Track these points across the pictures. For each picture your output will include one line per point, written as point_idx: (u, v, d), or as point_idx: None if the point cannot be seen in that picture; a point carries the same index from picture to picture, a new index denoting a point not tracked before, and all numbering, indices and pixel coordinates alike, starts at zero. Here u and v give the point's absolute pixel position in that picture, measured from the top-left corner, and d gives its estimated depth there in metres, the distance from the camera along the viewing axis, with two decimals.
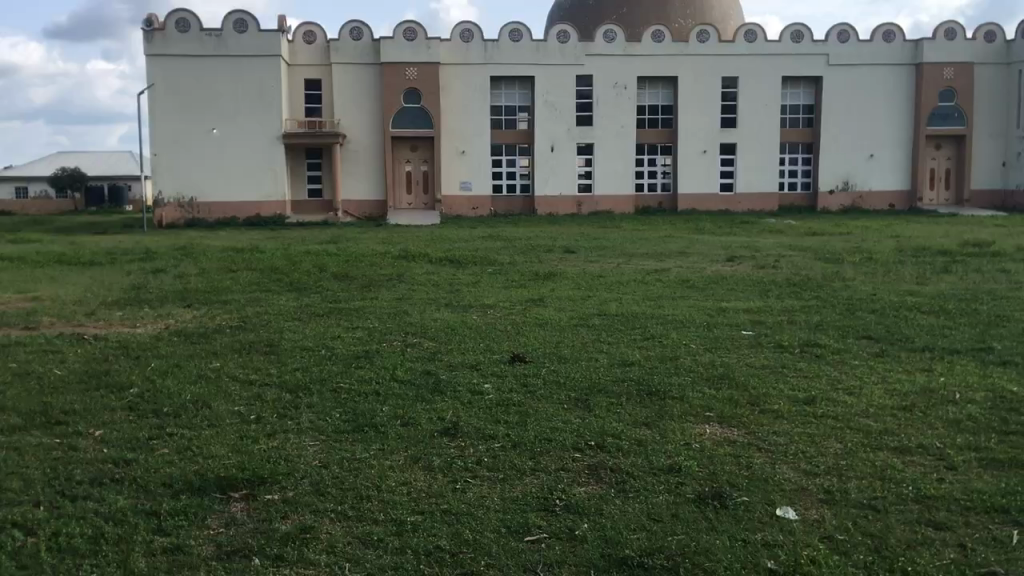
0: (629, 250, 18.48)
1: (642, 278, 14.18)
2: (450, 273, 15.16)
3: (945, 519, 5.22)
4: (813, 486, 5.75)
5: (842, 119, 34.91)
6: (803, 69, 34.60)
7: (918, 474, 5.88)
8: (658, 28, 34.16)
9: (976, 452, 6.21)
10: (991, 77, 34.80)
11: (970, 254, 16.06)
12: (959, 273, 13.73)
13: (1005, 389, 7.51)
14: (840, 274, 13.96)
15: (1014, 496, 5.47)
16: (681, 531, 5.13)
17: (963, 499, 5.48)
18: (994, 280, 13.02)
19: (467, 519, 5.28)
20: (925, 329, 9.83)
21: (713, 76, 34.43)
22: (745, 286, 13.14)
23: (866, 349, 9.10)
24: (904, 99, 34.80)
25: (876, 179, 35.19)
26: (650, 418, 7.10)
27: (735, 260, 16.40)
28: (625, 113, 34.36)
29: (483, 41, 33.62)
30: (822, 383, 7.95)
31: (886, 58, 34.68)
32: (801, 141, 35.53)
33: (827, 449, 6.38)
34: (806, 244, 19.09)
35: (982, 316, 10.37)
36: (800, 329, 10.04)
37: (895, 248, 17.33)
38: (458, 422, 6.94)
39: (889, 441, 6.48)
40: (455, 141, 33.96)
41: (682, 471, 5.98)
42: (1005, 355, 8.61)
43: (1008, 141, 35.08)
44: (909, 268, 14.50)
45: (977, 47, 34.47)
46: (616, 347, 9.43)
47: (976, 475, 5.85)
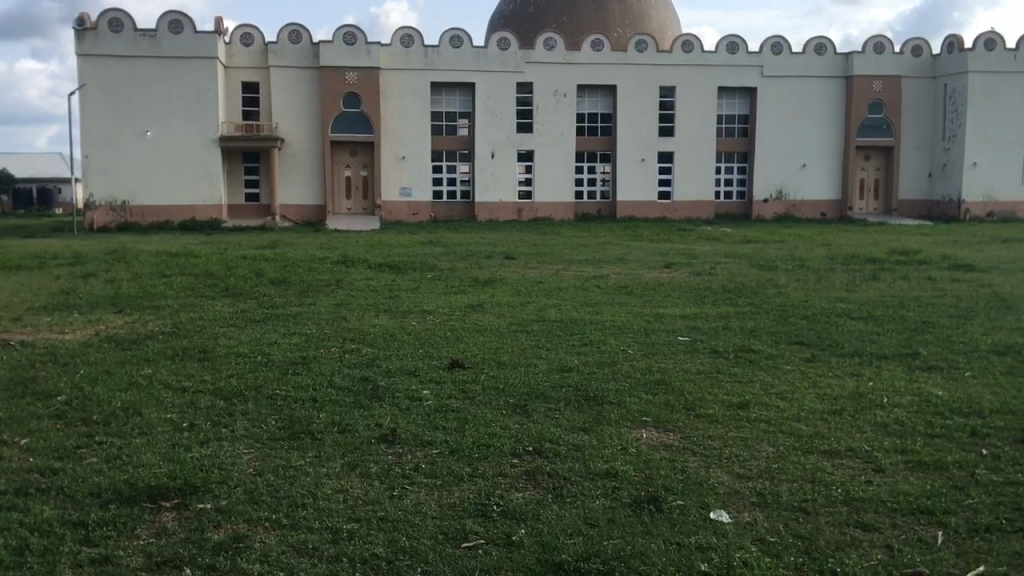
0: (568, 257, 18.60)
1: (581, 284, 14.28)
2: (390, 278, 15.08)
3: (873, 521, 5.36)
4: (746, 490, 5.85)
5: (777, 128, 35.60)
6: (739, 80, 35.23)
7: (847, 477, 6.02)
8: (598, 37, 34.45)
9: (902, 455, 6.39)
10: (918, 90, 35.87)
11: (898, 262, 16.48)
12: (887, 281, 14.08)
13: (931, 393, 7.74)
14: (774, 281, 14.22)
15: (939, 498, 5.63)
16: (617, 535, 5.17)
17: (889, 501, 5.63)
18: (920, 288, 13.41)
19: (403, 526, 5.26)
20: (855, 335, 10.08)
21: (651, 85, 34.85)
22: (681, 292, 13.30)
23: (798, 354, 9.30)
24: (836, 111, 35.64)
25: (809, 188, 35.96)
26: (588, 423, 7.16)
27: (672, 267, 16.61)
28: (565, 121, 34.59)
29: (424, 47, 33.54)
30: (755, 388, 8.09)
31: (818, 70, 35.49)
32: (737, 150, 36.13)
33: (760, 453, 6.50)
34: (742, 251, 19.41)
35: (908, 322, 10.68)
36: (735, 335, 10.22)
37: (827, 256, 17.68)
38: (397, 429, 6.89)
39: (820, 444, 6.63)
40: (395, 146, 33.80)
41: (619, 476, 6.03)
42: (929, 361, 8.88)
43: (933, 152, 36.24)
44: (840, 275, 14.83)
45: (905, 61, 35.47)
46: (554, 353, 9.48)
47: (901, 477, 6.01)
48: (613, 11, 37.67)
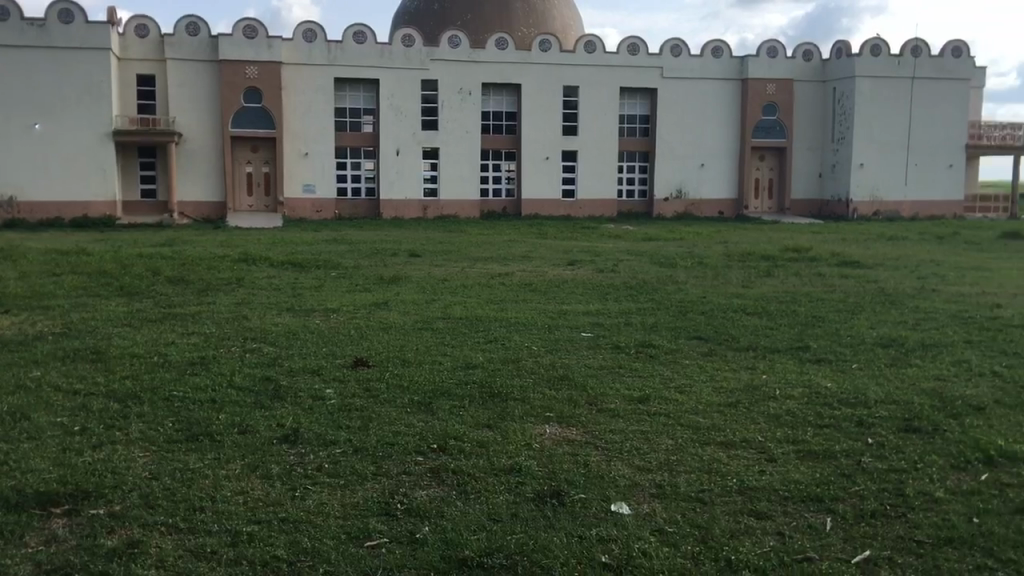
0: (473, 255, 18.63)
1: (485, 282, 14.29)
2: (292, 277, 14.85)
3: (766, 509, 5.55)
4: (646, 481, 6.00)
5: (676, 128, 36.39)
6: (640, 81, 35.86)
7: (742, 467, 6.23)
8: (502, 35, 34.59)
9: (794, 444, 6.64)
10: (810, 93, 37.16)
11: (790, 260, 17.02)
12: (780, 277, 14.55)
13: (820, 385, 8.07)
14: (673, 278, 14.54)
15: (828, 485, 5.88)
16: (520, 530, 5.24)
17: (782, 489, 5.84)
18: (811, 284, 13.93)
19: (305, 527, 5.21)
20: (750, 329, 10.41)
21: (555, 84, 35.19)
22: (583, 289, 13.48)
23: (696, 349, 9.55)
24: (733, 112, 36.64)
25: (707, 188, 36.84)
26: (492, 420, 7.21)
27: (575, 264, 16.83)
28: (470, 119, 34.61)
29: (326, 42, 33.10)
30: (655, 382, 8.29)
31: (716, 72, 36.41)
32: (638, 150, 36.79)
33: (659, 445, 6.67)
34: (644, 249, 19.72)
35: (800, 317, 11.09)
36: (635, 330, 10.44)
37: (725, 254, 18.15)
38: (299, 429, 6.82)
39: (716, 435, 6.84)
40: (297, 142, 33.26)
41: (522, 472, 6.10)
42: (819, 354, 9.24)
43: (823, 153, 37.62)
44: (735, 272, 15.29)
45: (797, 66, 36.73)
46: (458, 350, 9.52)
47: (792, 466, 6.25)
48: (517, 10, 37.88)
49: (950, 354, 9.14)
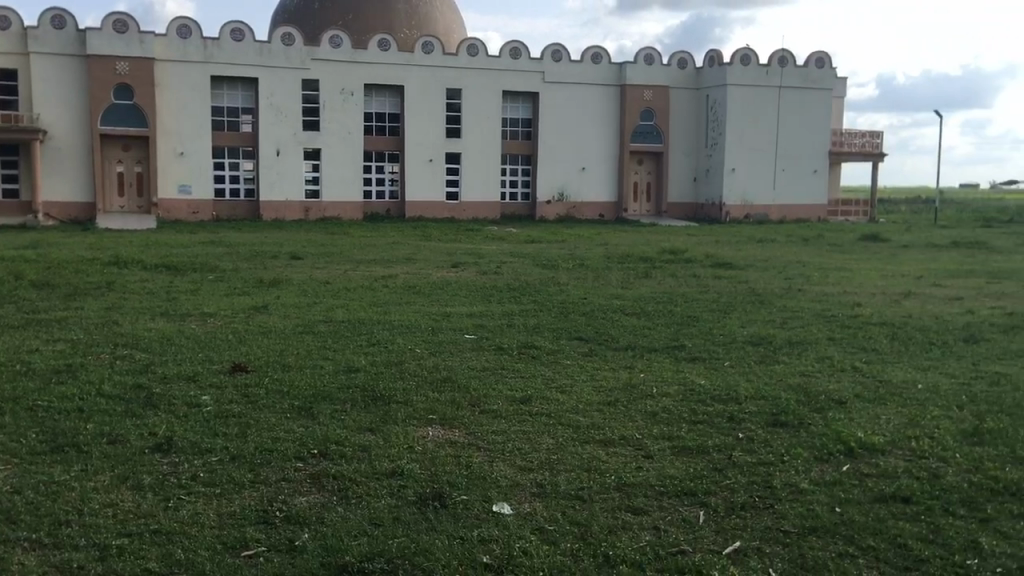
0: (356, 257, 18.45)
1: (367, 285, 14.18)
2: (167, 280, 14.37)
3: (642, 505, 5.71)
4: (527, 481, 6.07)
5: (558, 132, 36.90)
6: (522, 84, 36.20)
7: (620, 464, 6.38)
8: (384, 36, 34.34)
9: (669, 441, 6.84)
10: (685, 99, 38.28)
11: (667, 261, 17.50)
12: (658, 278, 14.96)
13: (694, 382, 8.35)
14: (555, 279, 14.76)
15: (701, 480, 6.08)
16: (401, 534, 5.23)
17: (657, 485, 6.01)
18: (686, 284, 14.37)
19: (179, 538, 5.07)
20: (628, 329, 10.67)
21: (439, 87, 35.16)
22: (467, 291, 13.53)
23: (576, 349, 9.72)
24: (613, 116, 37.41)
25: (588, 191, 37.49)
26: (374, 423, 7.17)
27: (459, 266, 16.88)
28: (352, 120, 34.22)
29: (202, 38, 32.14)
30: (536, 383, 8.41)
31: (596, 78, 37.09)
32: (521, 153, 37.12)
33: (540, 445, 6.76)
34: (526, 251, 19.93)
35: (675, 317, 11.42)
36: (518, 332, 10.53)
37: (605, 256, 18.53)
38: (173, 437, 6.62)
39: (596, 434, 6.98)
40: (172, 141, 32.20)
41: (405, 475, 6.09)
42: (694, 352, 9.54)
43: (698, 157, 38.82)
44: (615, 273, 15.64)
45: (673, 73, 37.81)
46: (341, 353, 9.41)
47: (668, 461, 6.45)
48: (399, 11, 37.66)
49: (815, 351, 9.57)
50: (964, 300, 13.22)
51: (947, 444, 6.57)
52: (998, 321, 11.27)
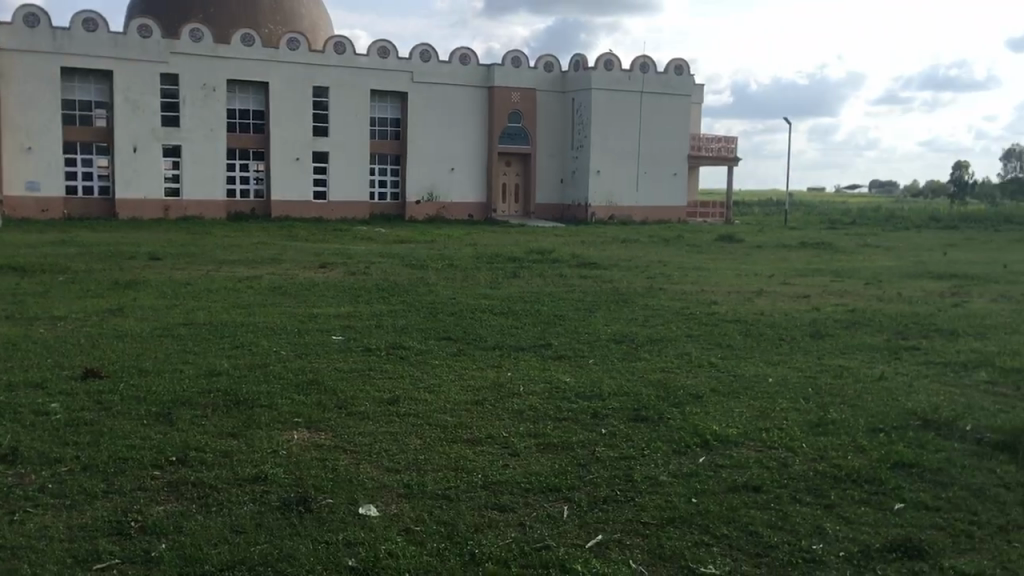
0: (219, 257, 17.93)
1: (231, 285, 13.81)
2: (14, 282, 13.61)
3: (509, 502, 5.79)
4: (394, 482, 6.06)
5: (427, 132, 36.84)
6: (391, 84, 35.95)
7: (487, 463, 6.44)
8: (248, 32, 33.46)
9: (535, 438, 6.96)
10: (552, 102, 38.88)
11: (534, 261, 17.74)
12: (525, 278, 15.17)
13: (560, 380, 8.52)
14: (424, 279, 14.76)
15: (565, 476, 6.21)
16: (264, 540, 5.14)
17: (523, 482, 6.11)
18: (553, 284, 14.64)
19: (25, 554, 4.83)
20: (496, 328, 10.79)
21: (305, 84, 34.54)
22: (334, 292, 13.36)
23: (444, 349, 9.76)
24: (481, 118, 37.64)
25: (457, 191, 37.58)
26: (236, 428, 7.00)
27: (327, 266, 16.66)
28: (215, 116, 33.18)
29: (51, 28, 30.52)
30: (404, 383, 8.39)
31: (464, 79, 37.22)
32: (390, 152, 36.83)
33: (407, 445, 6.76)
34: (395, 251, 19.84)
35: (542, 316, 11.61)
36: (386, 332, 10.48)
37: (474, 256, 18.65)
38: (19, 448, 6.29)
39: (464, 433, 7.03)
40: (19, 136, 30.48)
41: (269, 479, 5.98)
42: (560, 350, 9.74)
43: (565, 159, 39.49)
44: (484, 273, 15.78)
45: (539, 76, 38.36)
46: (203, 357, 9.13)
47: (533, 458, 6.55)
48: (263, 6, 36.78)
49: (674, 348, 9.93)
50: (811, 298, 13.95)
51: (794, 435, 6.93)
52: (841, 317, 11.95)
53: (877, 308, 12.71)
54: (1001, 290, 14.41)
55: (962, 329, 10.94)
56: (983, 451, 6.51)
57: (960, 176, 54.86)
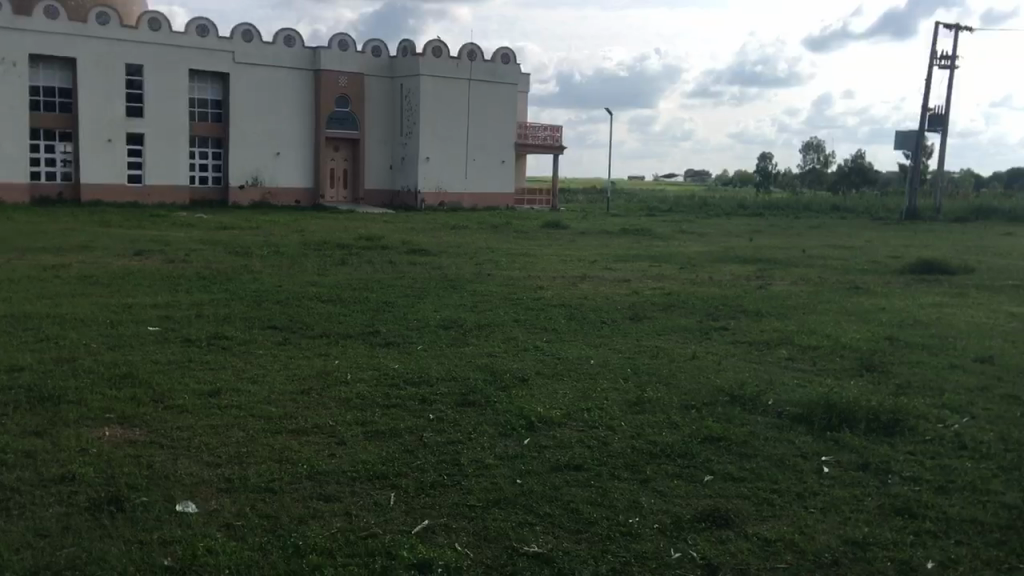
0: (23, 245, 16.74)
1: (35, 275, 12.92)
2: None
3: (334, 492, 5.72)
4: (214, 477, 5.87)
5: (251, 115, 35.66)
6: (212, 64, 34.55)
7: (312, 453, 6.34)
8: (52, 3, 31.29)
9: (362, 426, 6.90)
10: (381, 88, 38.49)
11: (361, 248, 17.56)
12: (354, 265, 14.99)
13: (388, 367, 8.48)
14: (248, 267, 14.32)
15: (392, 463, 6.20)
16: (71, 543, 4.87)
17: (349, 471, 6.06)
18: (381, 270, 14.54)
19: None
20: (323, 316, 10.62)
21: (117, 62, 32.66)
22: (151, 280, 12.75)
23: (269, 338, 9.51)
24: (307, 102, 36.82)
25: (284, 176, 36.62)
26: (41, 427, 6.57)
27: (143, 254, 15.86)
28: (15, 93, 30.81)
29: None
30: (226, 374, 8.12)
31: (290, 61, 36.25)
32: (211, 135, 35.42)
33: (229, 438, 6.55)
34: (218, 238, 19.14)
35: (370, 303, 11.51)
36: (207, 322, 10.11)
37: (301, 243, 18.26)
38: None
39: (289, 424, 6.89)
40: None
41: (77, 480, 5.66)
42: (388, 337, 9.69)
43: (394, 146, 39.20)
44: (310, 260, 15.46)
45: (367, 60, 37.87)
46: (3, 352, 8.51)
47: (359, 447, 6.50)
48: None
49: (500, 333, 10.09)
50: (631, 282, 14.49)
51: (614, 414, 7.21)
52: (657, 300, 12.49)
53: (690, 291, 13.35)
54: (800, 273, 15.45)
55: (765, 309, 11.67)
56: (782, 423, 6.99)
57: (766, 166, 58.32)
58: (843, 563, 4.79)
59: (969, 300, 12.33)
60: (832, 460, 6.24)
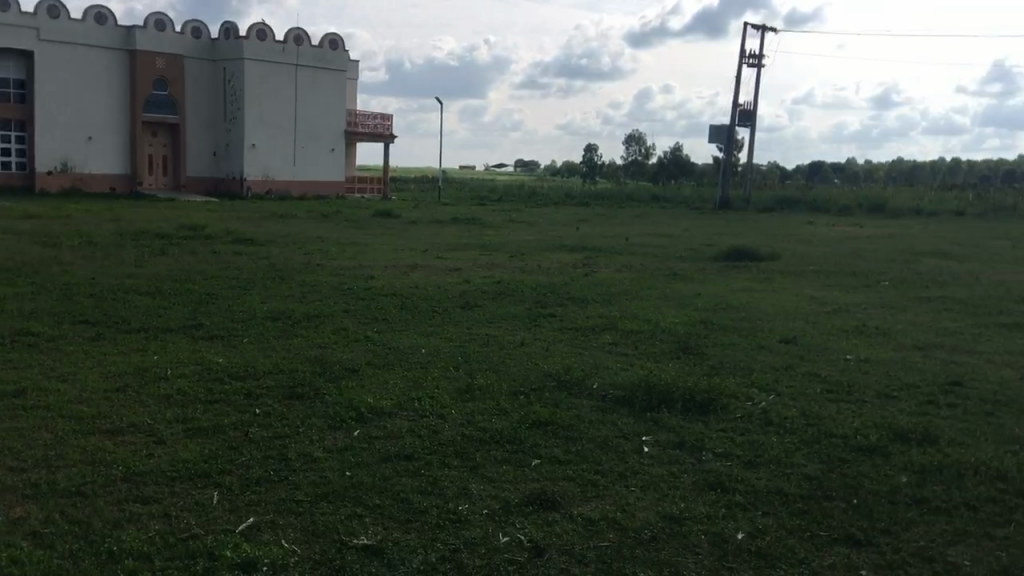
0: None
1: None
2: None
3: (153, 494, 5.48)
4: (20, 483, 5.50)
5: (59, 97, 33.39)
6: (13, 41, 32.07)
7: (128, 454, 6.05)
8: None
9: (183, 424, 6.64)
10: (202, 71, 36.98)
11: (183, 237, 16.85)
12: (175, 256, 14.35)
13: (212, 361, 8.20)
14: (57, 258, 13.43)
15: (215, 461, 6.00)
16: None
17: (170, 470, 5.83)
18: (205, 261, 14.00)
19: None
20: (141, 309, 10.13)
21: None
22: None
23: (82, 334, 8.98)
24: (122, 84, 34.90)
25: (97, 161, 34.54)
26: None
27: None
28: None
29: None
30: (32, 373, 7.61)
31: (102, 40, 34.20)
32: (14, 117, 32.87)
33: (35, 441, 6.15)
34: (23, 228, 17.85)
35: (193, 295, 11.05)
36: (10, 318, 9.42)
37: (117, 232, 17.30)
38: None
39: (102, 424, 6.54)
40: None
41: None
42: (211, 330, 9.36)
43: (217, 132, 37.77)
44: (128, 251, 14.68)
45: (187, 42, 36.29)
46: None
47: (181, 445, 6.25)
48: None
49: (330, 323, 9.95)
50: (462, 271, 14.59)
51: (444, 402, 7.26)
52: (488, 288, 12.64)
53: (520, 279, 13.58)
54: (624, 261, 16.02)
55: (591, 296, 12.03)
56: (605, 406, 7.25)
57: (592, 157, 59.96)
58: (661, 538, 5.02)
59: (776, 285, 13.16)
60: (652, 440, 6.52)
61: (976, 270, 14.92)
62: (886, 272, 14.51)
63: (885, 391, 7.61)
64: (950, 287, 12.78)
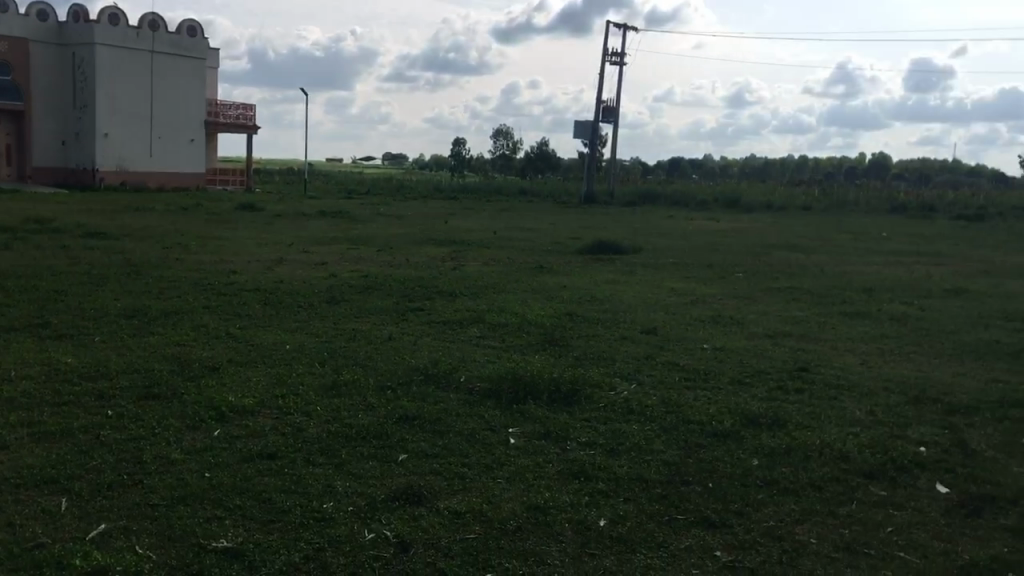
0: None
1: None
2: None
3: None
4: None
5: None
6: None
7: None
8: None
9: (28, 428, 6.30)
10: (48, 55, 35.01)
11: (28, 231, 15.92)
12: (20, 251, 13.55)
13: (61, 361, 7.80)
14: None
15: (63, 466, 5.72)
16: None
17: (15, 478, 5.52)
18: (54, 255, 13.28)
19: None
20: None
21: None
22: None
23: None
24: None
25: None
26: None
27: None
28: None
29: None
30: None
31: None
32: None
33: None
34: None
35: (40, 292, 10.47)
36: None
37: None
38: None
39: None
40: None
41: None
42: (60, 329, 8.90)
43: (66, 120, 35.80)
44: None
45: (32, 24, 34.29)
46: None
47: (26, 450, 5.93)
48: None
49: (189, 320, 9.63)
50: (329, 265, 14.36)
51: (309, 399, 7.14)
52: (355, 283, 12.49)
53: (388, 273, 13.49)
54: (492, 254, 16.14)
55: (459, 290, 12.07)
56: (472, 399, 7.30)
57: (460, 151, 60.02)
58: (526, 528, 5.10)
59: (638, 277, 13.54)
60: (518, 431, 6.61)
61: (822, 262, 15.76)
62: (740, 264, 15.14)
63: (738, 378, 7.97)
64: (798, 279, 13.46)
